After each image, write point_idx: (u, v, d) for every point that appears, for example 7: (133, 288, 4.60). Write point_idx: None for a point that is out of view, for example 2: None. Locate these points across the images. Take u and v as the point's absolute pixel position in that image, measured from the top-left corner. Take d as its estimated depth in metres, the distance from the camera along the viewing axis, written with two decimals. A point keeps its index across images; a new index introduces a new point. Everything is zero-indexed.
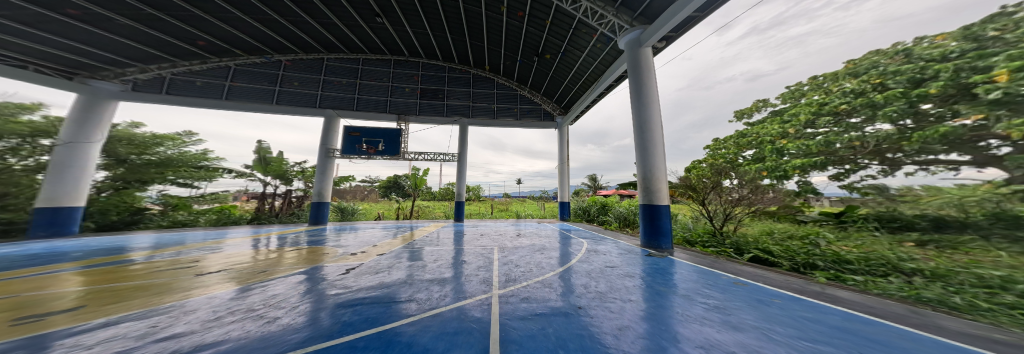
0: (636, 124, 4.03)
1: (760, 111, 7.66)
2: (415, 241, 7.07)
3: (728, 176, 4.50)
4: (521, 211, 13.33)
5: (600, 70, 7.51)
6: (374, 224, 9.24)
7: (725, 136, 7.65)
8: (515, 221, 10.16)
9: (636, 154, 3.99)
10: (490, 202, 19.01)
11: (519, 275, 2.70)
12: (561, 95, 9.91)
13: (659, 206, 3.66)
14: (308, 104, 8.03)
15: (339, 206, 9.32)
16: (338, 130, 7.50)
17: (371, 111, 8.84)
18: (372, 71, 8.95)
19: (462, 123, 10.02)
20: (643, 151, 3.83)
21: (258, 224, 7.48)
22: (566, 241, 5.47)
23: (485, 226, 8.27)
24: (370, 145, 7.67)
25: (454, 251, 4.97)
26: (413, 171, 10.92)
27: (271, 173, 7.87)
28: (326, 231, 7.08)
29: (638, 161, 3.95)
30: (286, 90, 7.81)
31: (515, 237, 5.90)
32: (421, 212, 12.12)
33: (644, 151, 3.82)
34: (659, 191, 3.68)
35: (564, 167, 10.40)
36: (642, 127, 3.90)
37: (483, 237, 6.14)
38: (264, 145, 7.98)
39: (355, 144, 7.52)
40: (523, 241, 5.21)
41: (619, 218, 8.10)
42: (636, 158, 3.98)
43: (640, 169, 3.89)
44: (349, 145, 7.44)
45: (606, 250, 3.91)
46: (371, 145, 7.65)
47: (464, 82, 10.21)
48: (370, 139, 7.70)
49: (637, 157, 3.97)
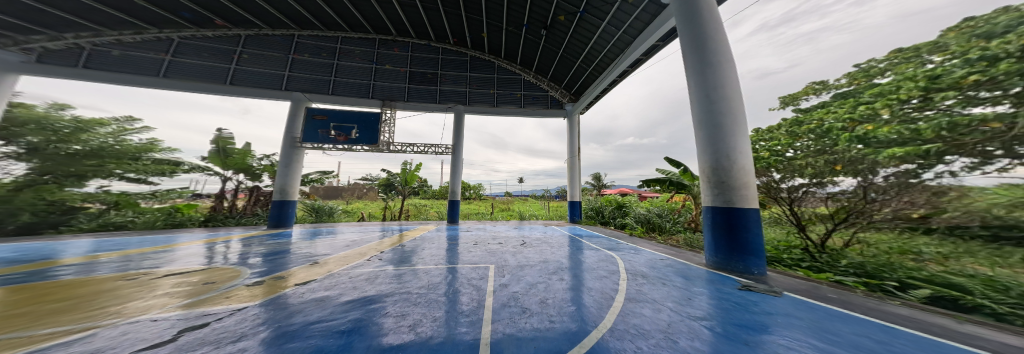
0: (696, 93, 2.79)
1: (817, 95, 6.36)
2: (400, 247, 5.91)
3: (769, 173, 3.37)
4: (524, 211, 12.12)
5: (624, 43, 6.31)
6: (358, 227, 8.03)
7: (772, 126, 6.34)
8: (517, 222, 8.93)
9: (698, 134, 2.76)
10: (491, 201, 17.79)
11: (529, 341, 1.41)
12: (571, 78, 8.78)
13: (745, 210, 2.35)
14: (273, 86, 6.89)
15: (314, 206, 8.06)
16: (301, 115, 6.32)
17: (348, 96, 7.66)
18: (354, 51, 7.81)
19: (457, 111, 8.85)
20: (713, 128, 2.57)
21: (209, 227, 6.25)
22: (578, 252, 4.25)
23: (484, 230, 7.04)
24: (343, 132, 6.48)
25: (441, 266, 3.74)
26: (404, 166, 9.83)
27: (230, 167, 6.65)
28: (292, 236, 5.84)
29: (701, 146, 2.71)
30: (244, 68, 6.67)
31: (517, 246, 4.62)
32: (414, 213, 10.95)
33: (713, 128, 2.57)
34: (743, 188, 2.38)
35: (574, 162, 9.15)
36: (709, 94, 2.65)
37: (477, 246, 4.91)
38: (224, 133, 6.66)
39: (322, 130, 6.30)
40: (529, 254, 3.96)
41: (641, 221, 6.81)
42: (698, 140, 2.75)
43: (707, 156, 2.60)
44: (315, 132, 6.21)
45: (658, 275, 2.56)
46: (342, 132, 6.46)
47: (460, 66, 9.12)
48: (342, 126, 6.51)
49: (699, 138, 2.73)
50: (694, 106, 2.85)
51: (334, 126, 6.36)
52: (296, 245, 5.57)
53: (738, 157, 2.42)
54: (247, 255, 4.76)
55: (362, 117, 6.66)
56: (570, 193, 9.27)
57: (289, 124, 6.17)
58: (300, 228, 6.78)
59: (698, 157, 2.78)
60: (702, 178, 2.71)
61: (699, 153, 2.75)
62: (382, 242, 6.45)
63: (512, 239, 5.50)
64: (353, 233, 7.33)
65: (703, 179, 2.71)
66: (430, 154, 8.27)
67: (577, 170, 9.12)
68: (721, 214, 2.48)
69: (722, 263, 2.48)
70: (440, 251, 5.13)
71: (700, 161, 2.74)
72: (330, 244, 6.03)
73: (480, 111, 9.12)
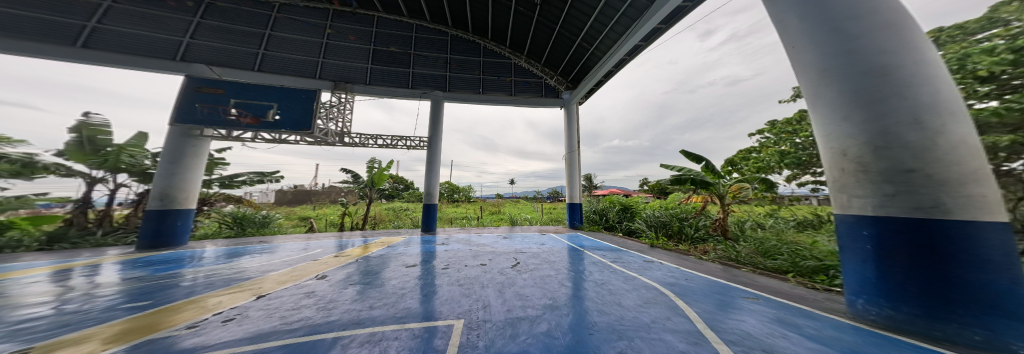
0: (809, 34, 1.71)
1: None
2: (354, 263, 4.44)
3: None
4: (515, 214, 10.69)
5: (637, 11, 5.24)
6: (305, 241, 6.01)
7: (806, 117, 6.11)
8: (509, 229, 7.60)
9: (823, 96, 1.63)
10: (481, 204, 16.33)
11: None
12: (569, 62, 7.79)
13: (978, 226, 1.15)
14: (164, 56, 4.96)
15: (237, 216, 5.95)
16: (186, 91, 4.54)
17: (281, 76, 5.89)
18: (295, 20, 6.15)
19: (435, 97, 7.53)
20: (864, 76, 1.43)
21: (49, 251, 4.17)
22: (588, 275, 2.97)
23: (465, 244, 5.48)
24: (251, 113, 4.78)
25: (396, 295, 2.33)
26: (371, 164, 8.12)
27: (100, 166, 4.94)
28: (181, 259, 3.98)
29: (835, 113, 1.56)
30: (109, 27, 4.65)
31: (510, 269, 3.23)
32: (388, 219, 9.27)
33: (861, 77, 1.44)
34: (967, 182, 1.18)
35: (573, 158, 7.97)
36: (838, 27, 1.56)
37: (452, 268, 3.51)
38: (94, 118, 4.90)
39: (214, 108, 4.53)
40: (528, 283, 2.64)
41: (656, 226, 5.95)
42: (825, 107, 1.62)
43: (857, 125, 1.45)
44: (204, 112, 4.44)
45: (791, 347, 1.24)
46: (251, 113, 4.77)
47: (439, 46, 7.81)
48: (251, 103, 4.82)
49: (827, 103, 1.61)
50: (804, 53, 1.75)
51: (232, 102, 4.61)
52: (189, 268, 3.80)
53: (939, 124, 1.24)
54: (75, 293, 2.88)
55: (284, 94, 5.05)
56: (570, 194, 8.02)
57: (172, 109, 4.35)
58: (215, 247, 4.95)
59: (825, 134, 1.65)
60: (840, 168, 1.56)
61: (828, 129, 1.62)
62: (344, 255, 5.25)
63: (500, 256, 4.08)
64: (298, 248, 5.59)
65: (840, 169, 1.55)
66: (399, 148, 7.03)
67: (576, 167, 7.95)
68: (909, 234, 1.28)
69: (918, 325, 1.27)
70: (401, 273, 3.61)
71: (832, 139, 1.59)
72: (247, 267, 4.15)
73: (462, 98, 7.83)
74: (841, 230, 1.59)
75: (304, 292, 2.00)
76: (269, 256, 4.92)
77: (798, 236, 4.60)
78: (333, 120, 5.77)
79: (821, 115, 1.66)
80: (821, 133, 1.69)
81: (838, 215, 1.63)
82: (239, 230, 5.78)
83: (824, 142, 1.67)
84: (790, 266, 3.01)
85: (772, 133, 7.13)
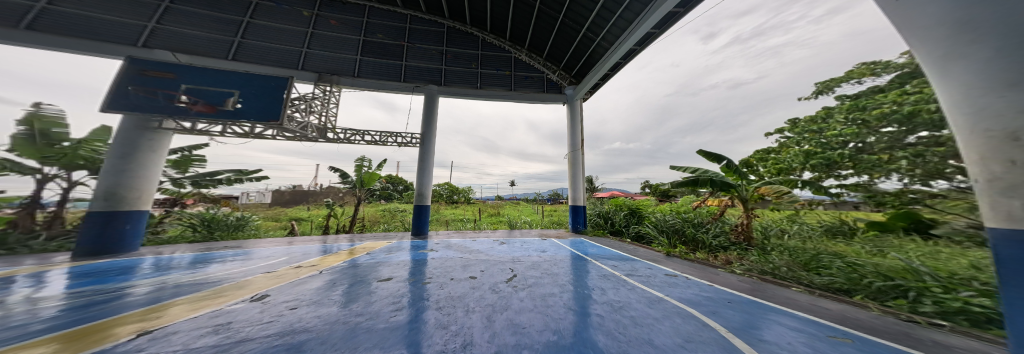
0: None
1: (873, 78, 5.77)
2: (332, 268, 3.95)
3: None
4: (515, 216, 10.13)
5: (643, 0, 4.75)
6: (284, 246, 5.40)
7: (842, 113, 5.59)
8: (508, 233, 7.08)
9: (970, 58, 1.12)
10: (481, 205, 15.85)
11: None
12: (572, 56, 7.29)
13: None
14: (125, 41, 4.86)
15: (210, 217, 5.44)
16: (125, 76, 4.13)
17: (260, 65, 5.85)
18: (280, 9, 6.08)
19: (428, 91, 7.20)
20: None
21: None
22: (599, 292, 2.43)
23: (456, 250, 4.93)
24: (206, 101, 4.38)
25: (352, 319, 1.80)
26: (361, 163, 7.63)
27: (55, 162, 4.52)
28: (134, 266, 3.48)
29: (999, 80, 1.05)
30: (60, 8, 4.51)
31: (505, 284, 2.70)
32: (380, 220, 8.81)
33: None
34: None
35: (576, 157, 7.44)
36: None
37: (438, 280, 2.99)
38: (46, 110, 4.46)
39: (161, 94, 4.09)
40: (530, 306, 2.09)
41: (669, 232, 5.36)
42: (975, 73, 1.12)
43: None
44: (148, 97, 3.98)
45: None
46: (205, 101, 4.38)
47: (435, 38, 7.55)
48: (206, 90, 4.43)
49: (979, 67, 1.10)
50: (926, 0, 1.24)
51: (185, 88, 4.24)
52: (141, 275, 3.32)
53: None
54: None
55: (249, 81, 4.72)
56: (573, 195, 7.47)
57: (110, 94, 3.88)
58: (183, 253, 4.45)
59: (975, 113, 1.13)
60: (1008, 160, 1.04)
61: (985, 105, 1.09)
62: (327, 258, 4.76)
63: (494, 267, 3.54)
64: (279, 252, 5.08)
65: (1009, 161, 1.04)
66: (389, 145, 6.70)
67: (580, 167, 7.39)
68: None
69: None
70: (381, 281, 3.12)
71: (990, 119, 1.09)
72: (210, 276, 3.59)
73: (458, 93, 7.58)
74: (1015, 253, 1.04)
75: (210, 326, 1.47)
76: (245, 262, 4.43)
77: (835, 247, 4.05)
78: (312, 113, 5.55)
79: (964, 86, 1.15)
80: (965, 113, 1.17)
81: (1002, 229, 1.09)
82: (205, 233, 5.20)
83: (973, 125, 1.16)
84: (847, 282, 2.60)
85: (794, 133, 6.73)
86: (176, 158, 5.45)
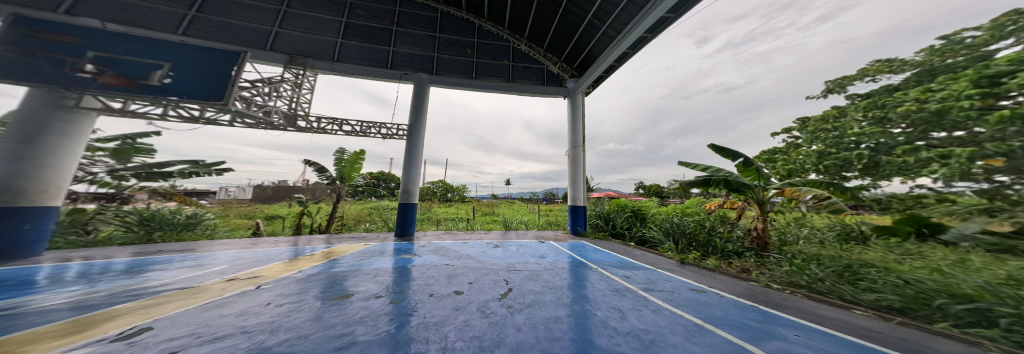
0: None
1: (887, 76, 5.46)
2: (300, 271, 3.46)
3: None
4: (510, 216, 9.61)
5: None
6: (248, 247, 4.75)
7: (854, 112, 5.31)
8: (503, 234, 6.56)
9: None
10: (476, 204, 15.30)
11: None
12: (575, 47, 6.72)
13: None
14: (45, 7, 4.30)
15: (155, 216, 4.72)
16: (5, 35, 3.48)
17: (213, 41, 5.20)
18: None
19: (417, 79, 6.58)
20: None
21: None
22: (615, 316, 1.90)
23: (441, 256, 4.37)
24: (117, 72, 3.75)
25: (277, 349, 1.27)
26: (341, 155, 6.98)
27: None
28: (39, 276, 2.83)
29: None
30: None
31: (496, 303, 2.17)
32: (365, 219, 8.15)
33: None
34: None
35: (577, 154, 6.96)
36: None
37: (415, 294, 2.44)
38: None
39: (55, 60, 3.48)
40: (528, 337, 1.56)
41: (676, 235, 4.94)
42: None
43: None
44: (34, 62, 3.39)
45: None
46: (122, 73, 3.79)
47: (427, 22, 6.93)
48: (121, 60, 3.83)
49: None
50: None
51: (89, 55, 3.64)
52: (61, 284, 2.75)
53: None
54: None
55: (182, 52, 4.17)
56: (574, 195, 7.01)
57: None
58: (120, 257, 3.77)
59: None
60: None
61: None
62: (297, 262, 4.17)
63: (485, 277, 3.01)
64: (242, 252, 4.48)
65: None
66: (373, 136, 6.10)
67: (580, 164, 6.93)
68: None
69: None
70: (356, 288, 2.56)
71: None
72: (161, 274, 3.05)
73: (451, 83, 7.00)
74: None
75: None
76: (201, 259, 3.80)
77: (860, 255, 3.72)
78: (278, 98, 5.09)
79: None
80: None
81: None
82: (142, 234, 4.52)
83: None
84: (907, 301, 2.20)
85: (803, 132, 6.44)
86: (117, 146, 4.78)
